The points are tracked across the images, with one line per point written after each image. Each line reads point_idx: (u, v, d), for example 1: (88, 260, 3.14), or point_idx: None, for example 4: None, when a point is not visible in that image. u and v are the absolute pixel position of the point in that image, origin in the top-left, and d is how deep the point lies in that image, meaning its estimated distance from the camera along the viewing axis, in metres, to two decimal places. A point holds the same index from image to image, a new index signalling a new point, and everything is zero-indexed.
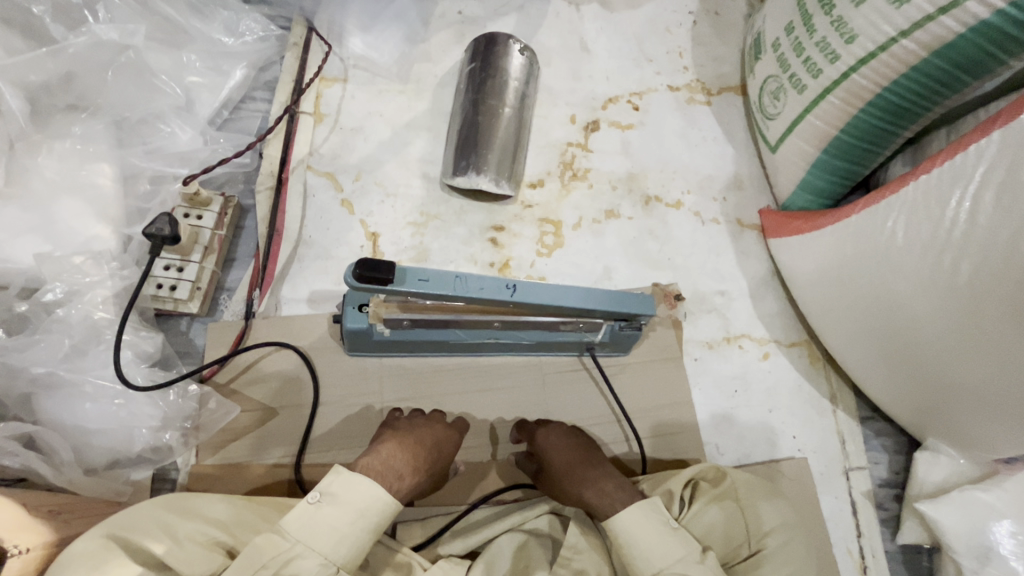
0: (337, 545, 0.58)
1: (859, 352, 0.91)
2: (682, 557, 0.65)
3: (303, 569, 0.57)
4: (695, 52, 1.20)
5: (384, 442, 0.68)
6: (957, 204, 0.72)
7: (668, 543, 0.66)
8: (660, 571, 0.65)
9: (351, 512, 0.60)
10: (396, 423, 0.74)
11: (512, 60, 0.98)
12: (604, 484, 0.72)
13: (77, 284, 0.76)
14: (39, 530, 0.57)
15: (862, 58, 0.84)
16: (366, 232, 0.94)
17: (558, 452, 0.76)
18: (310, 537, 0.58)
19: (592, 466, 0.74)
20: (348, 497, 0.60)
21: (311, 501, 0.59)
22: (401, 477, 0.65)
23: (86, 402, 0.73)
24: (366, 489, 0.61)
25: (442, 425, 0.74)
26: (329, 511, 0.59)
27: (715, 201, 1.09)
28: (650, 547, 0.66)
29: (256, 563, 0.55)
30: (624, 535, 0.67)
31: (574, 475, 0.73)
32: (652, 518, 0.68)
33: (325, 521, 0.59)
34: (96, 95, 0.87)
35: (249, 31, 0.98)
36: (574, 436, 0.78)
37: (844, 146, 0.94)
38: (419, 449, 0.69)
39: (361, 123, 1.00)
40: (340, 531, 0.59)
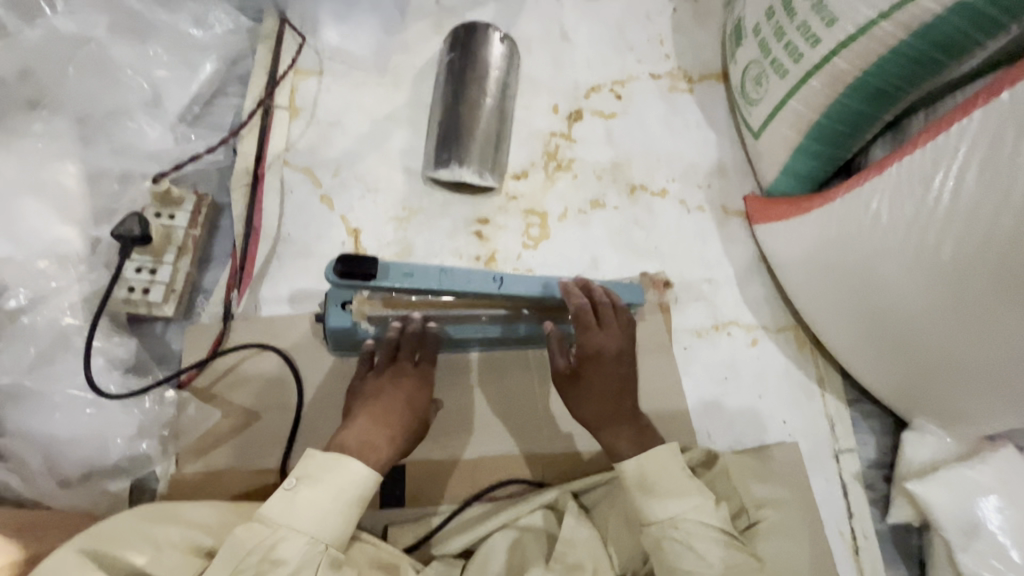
0: (324, 521, 0.57)
1: (845, 336, 0.92)
2: (698, 505, 0.65)
3: (290, 551, 0.55)
4: (676, 40, 1.19)
5: (357, 417, 0.64)
6: (941, 183, 0.72)
7: (685, 490, 0.66)
8: (676, 516, 0.64)
9: (332, 489, 0.58)
10: (363, 388, 0.69)
11: (493, 49, 0.97)
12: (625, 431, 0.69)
13: (43, 290, 0.72)
14: (8, 548, 0.54)
15: (843, 41, 0.85)
16: (348, 227, 0.91)
17: (601, 375, 0.71)
18: (294, 519, 0.56)
19: (625, 408, 0.70)
20: (330, 475, 0.58)
21: (286, 488, 0.57)
22: (381, 446, 0.62)
23: (56, 413, 0.69)
24: (355, 467, 0.59)
25: (410, 378, 0.69)
26: (309, 492, 0.57)
27: (700, 188, 1.09)
28: (668, 492, 0.66)
29: (240, 553, 0.53)
30: (644, 477, 0.66)
31: (610, 412, 0.70)
32: (671, 464, 0.67)
33: (309, 498, 0.57)
34: (57, 91, 0.83)
35: (218, 23, 0.95)
36: (624, 361, 0.72)
37: (826, 130, 0.95)
38: (393, 415, 0.65)
39: (339, 117, 0.97)
40: (324, 512, 0.57)
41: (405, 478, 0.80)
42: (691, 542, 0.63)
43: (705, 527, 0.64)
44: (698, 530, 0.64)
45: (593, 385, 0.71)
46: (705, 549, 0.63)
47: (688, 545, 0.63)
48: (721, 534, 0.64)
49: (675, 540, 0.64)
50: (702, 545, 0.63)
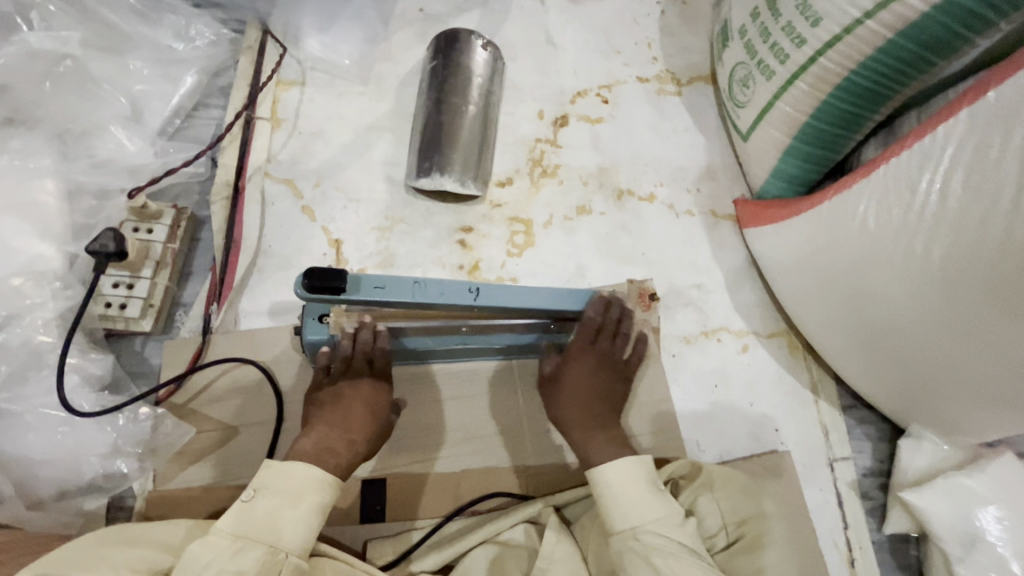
0: (284, 530, 0.55)
1: (839, 342, 0.90)
2: (660, 518, 0.66)
3: (248, 564, 0.52)
4: (664, 42, 1.18)
5: (314, 425, 0.66)
6: (928, 184, 0.70)
7: (648, 504, 0.66)
8: (637, 527, 0.65)
9: (288, 497, 0.57)
10: (320, 396, 0.70)
11: (475, 56, 0.97)
12: (596, 440, 0.74)
13: (17, 308, 0.72)
14: None
15: (828, 41, 0.83)
16: (329, 239, 0.90)
17: (578, 381, 0.79)
18: (250, 528, 0.54)
19: (600, 415, 0.77)
20: (283, 484, 0.57)
21: (242, 500, 0.56)
22: (340, 451, 0.64)
23: (28, 432, 0.68)
24: (306, 472, 0.59)
25: (368, 383, 0.71)
26: (265, 503, 0.56)
27: (689, 192, 1.08)
28: (632, 504, 0.67)
29: (199, 565, 0.51)
30: (608, 487, 0.68)
31: (587, 416, 0.76)
32: (640, 477, 0.68)
33: (265, 509, 0.56)
34: (35, 108, 0.82)
35: (199, 35, 0.95)
36: (602, 372, 0.80)
37: (815, 132, 0.93)
38: (352, 422, 0.67)
39: (321, 127, 0.96)
40: (282, 521, 0.56)
41: (386, 492, 0.78)
42: (650, 555, 0.63)
43: (666, 541, 0.64)
44: (657, 544, 0.64)
45: (574, 391, 0.78)
46: (664, 563, 0.62)
47: (646, 558, 0.63)
48: (685, 549, 0.63)
49: (636, 552, 0.64)
50: (661, 559, 0.63)
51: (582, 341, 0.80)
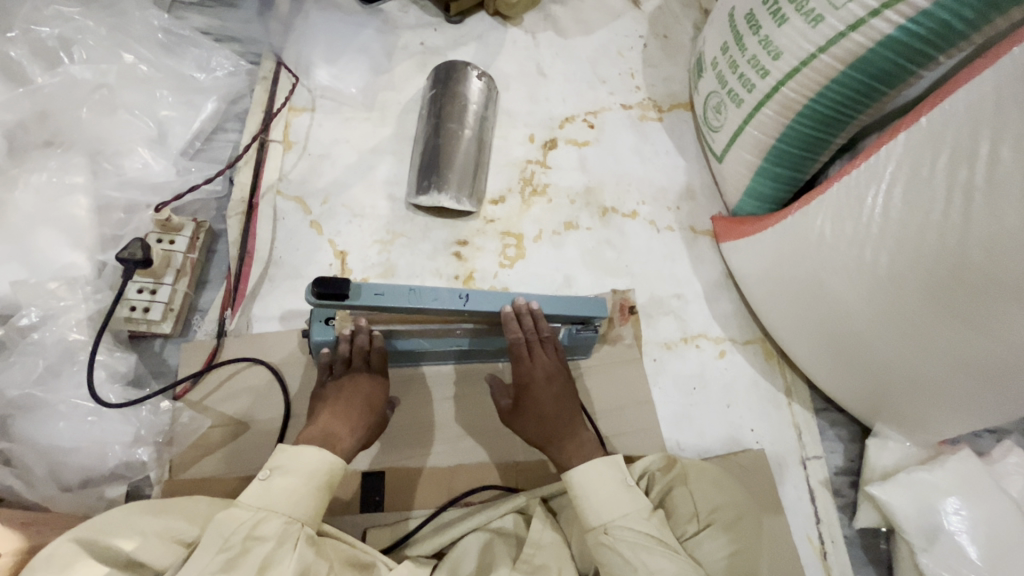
0: (296, 502, 0.62)
1: (806, 346, 0.97)
2: (627, 513, 0.70)
3: (270, 530, 0.59)
4: (646, 73, 1.30)
5: (319, 416, 0.71)
6: (873, 201, 0.79)
7: (618, 499, 0.71)
8: (607, 523, 0.70)
9: (301, 475, 0.63)
10: (324, 391, 0.75)
11: (471, 85, 1.07)
12: (569, 446, 0.77)
13: (52, 308, 0.78)
14: (9, 539, 0.57)
15: (788, 73, 0.93)
16: (335, 250, 0.98)
17: (539, 401, 0.78)
18: (270, 501, 0.61)
19: (569, 425, 0.78)
20: (293, 466, 0.63)
21: (261, 479, 0.62)
22: (345, 439, 0.70)
23: (59, 422, 0.74)
24: (314, 458, 0.64)
25: (367, 377, 0.76)
26: (282, 480, 0.62)
27: (669, 210, 1.16)
28: (602, 501, 0.71)
29: (226, 531, 0.57)
30: (579, 487, 0.73)
31: (551, 433, 0.77)
32: (608, 474, 0.73)
33: (281, 485, 0.62)
34: (70, 131, 0.90)
35: (220, 67, 1.05)
36: (554, 381, 0.80)
37: (782, 154, 1.02)
38: (355, 411, 0.72)
39: (329, 149, 1.05)
40: (296, 494, 0.62)
41: (384, 484, 0.84)
42: (619, 548, 0.68)
43: (635, 533, 0.69)
44: (628, 537, 0.68)
45: (534, 411, 0.78)
46: (633, 554, 0.67)
47: (616, 551, 0.68)
48: (651, 540, 0.68)
49: (606, 546, 0.69)
50: (631, 551, 0.67)
51: (522, 361, 0.79)
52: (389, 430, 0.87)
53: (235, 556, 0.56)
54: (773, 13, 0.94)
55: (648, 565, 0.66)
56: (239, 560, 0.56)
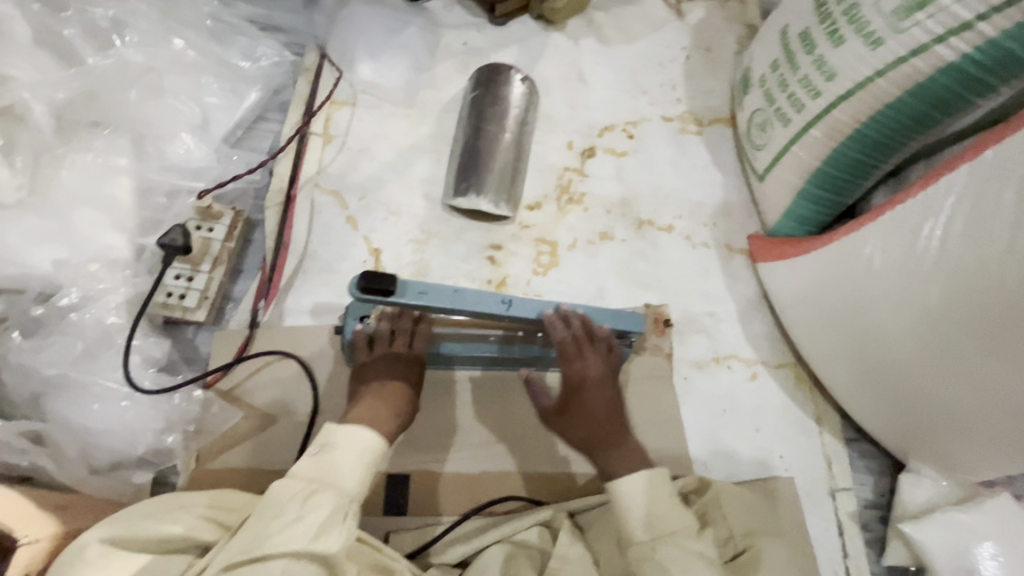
0: (346, 477, 0.61)
1: (843, 373, 0.95)
2: (677, 530, 0.69)
3: (323, 502, 0.58)
4: (687, 85, 1.28)
5: (363, 398, 0.70)
6: (929, 231, 0.76)
7: (667, 515, 0.70)
8: (655, 539, 0.68)
9: (351, 451, 0.62)
10: (365, 375, 0.74)
11: (513, 89, 1.06)
12: (618, 454, 0.74)
13: (92, 291, 0.78)
14: (47, 522, 0.56)
15: (841, 95, 0.91)
16: (369, 247, 0.97)
17: (590, 405, 0.77)
18: (324, 474, 0.60)
19: (616, 432, 0.76)
20: (347, 443, 0.63)
21: (311, 455, 0.62)
22: (388, 421, 0.69)
23: (93, 403, 0.73)
24: (364, 435, 0.64)
25: (405, 364, 0.75)
26: (332, 456, 0.62)
27: (705, 226, 1.14)
28: (651, 515, 0.70)
29: (279, 506, 0.56)
30: (628, 498, 0.70)
31: (596, 439, 0.75)
32: (659, 489, 0.71)
33: (335, 459, 0.61)
34: (116, 113, 0.89)
35: (264, 56, 1.05)
36: (606, 386, 0.78)
37: (826, 177, 1.00)
38: (395, 396, 0.71)
39: (367, 145, 1.05)
40: (345, 470, 0.61)
41: (409, 487, 0.83)
42: (666, 566, 0.66)
43: (679, 550, 0.67)
44: (675, 554, 0.67)
45: (582, 414, 0.77)
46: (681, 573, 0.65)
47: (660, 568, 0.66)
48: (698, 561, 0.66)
49: (651, 561, 0.67)
50: (678, 569, 0.65)
51: (572, 360, 0.78)
52: (414, 432, 0.86)
53: (291, 522, 0.56)
54: (829, 33, 0.92)
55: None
56: (294, 526, 0.55)
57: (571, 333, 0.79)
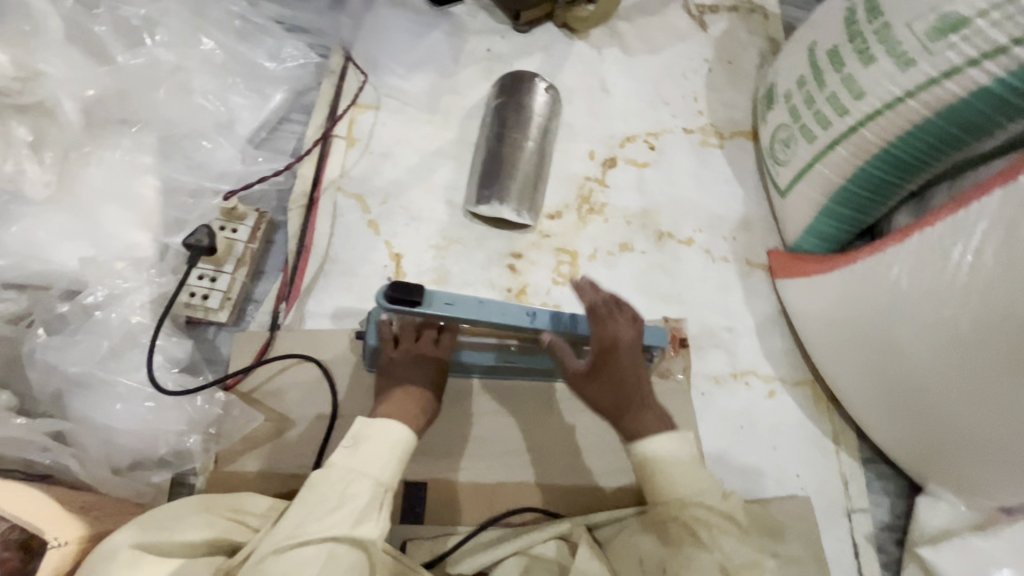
0: (381, 466, 0.62)
1: (864, 393, 0.94)
2: (705, 491, 0.68)
3: (360, 492, 0.60)
4: (709, 98, 1.28)
5: (392, 394, 0.71)
6: (960, 256, 0.75)
7: (695, 476, 0.69)
8: (683, 500, 0.68)
9: (385, 442, 0.63)
10: (392, 369, 0.74)
11: (537, 98, 1.06)
12: (647, 418, 0.72)
13: (116, 289, 0.77)
14: (74, 524, 0.56)
15: (869, 114, 0.91)
16: (390, 252, 0.97)
17: (618, 367, 0.73)
18: (360, 464, 0.61)
19: (642, 395, 0.73)
20: (379, 437, 0.63)
21: (345, 446, 0.63)
22: (417, 417, 0.70)
23: (116, 402, 0.72)
24: (396, 432, 0.64)
25: (433, 359, 0.76)
26: (367, 448, 0.62)
27: (725, 240, 1.14)
28: (678, 476, 0.69)
29: (319, 494, 0.59)
30: (655, 458, 0.70)
31: (622, 402, 0.72)
32: (685, 450, 0.70)
33: (370, 449, 0.62)
34: (144, 111, 0.89)
35: (290, 58, 1.05)
36: (634, 349, 0.74)
37: (850, 195, 1.00)
38: (422, 390, 0.73)
39: (390, 149, 1.05)
40: (381, 460, 0.62)
41: (426, 496, 0.83)
42: (694, 527, 0.66)
43: (708, 511, 0.67)
44: (704, 516, 0.66)
45: (608, 375, 0.73)
46: (709, 535, 0.65)
47: (690, 530, 0.66)
48: (727, 523, 0.66)
49: (678, 522, 0.67)
50: (706, 530, 0.65)
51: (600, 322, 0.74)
52: (432, 440, 0.85)
53: (333, 509, 0.58)
54: (859, 52, 0.91)
55: (726, 549, 0.64)
56: (335, 514, 0.58)
57: (600, 295, 0.75)
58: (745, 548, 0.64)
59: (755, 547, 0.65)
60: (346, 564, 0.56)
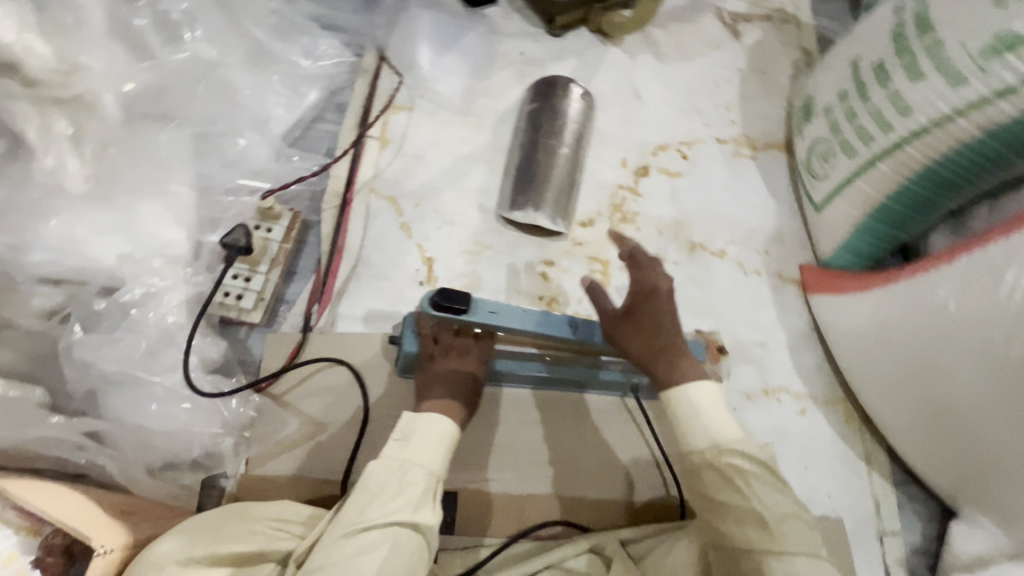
0: (433, 455, 0.63)
1: (903, 413, 0.93)
2: (742, 439, 0.67)
3: (416, 481, 0.61)
4: (742, 108, 1.26)
5: (433, 391, 0.70)
6: (1012, 280, 0.73)
7: (731, 424, 0.68)
8: (721, 448, 0.67)
9: (434, 433, 0.64)
10: (432, 366, 0.73)
11: (571, 104, 1.04)
12: (682, 364, 0.70)
13: (153, 287, 0.77)
14: (118, 530, 0.57)
15: (915, 131, 0.89)
16: (423, 256, 0.96)
17: (659, 314, 0.70)
18: (412, 455, 0.63)
19: (678, 344, 0.71)
20: (427, 431, 0.64)
21: (394, 440, 0.64)
22: (459, 410, 0.70)
23: (152, 403, 0.72)
24: (442, 426, 0.65)
25: (473, 359, 0.75)
26: (417, 439, 0.64)
27: (758, 253, 1.12)
28: (715, 424, 0.68)
29: (376, 483, 0.61)
30: (692, 406, 0.68)
31: (656, 348, 0.70)
32: (720, 400, 0.69)
33: (420, 442, 0.64)
34: (182, 107, 0.88)
35: (325, 56, 1.04)
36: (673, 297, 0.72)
37: (889, 212, 0.98)
38: (461, 387, 0.72)
39: (423, 151, 1.04)
40: (432, 451, 0.63)
41: (456, 505, 0.82)
42: (732, 477, 0.65)
43: (742, 459, 0.66)
44: (742, 465, 0.66)
45: (647, 321, 0.71)
46: (747, 485, 0.65)
47: (727, 477, 0.65)
48: (762, 472, 0.66)
49: (714, 469, 0.66)
50: (743, 480, 0.65)
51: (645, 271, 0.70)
52: (463, 449, 0.84)
53: (395, 494, 0.60)
54: (907, 67, 0.90)
55: (763, 500, 0.65)
56: (399, 497, 0.60)
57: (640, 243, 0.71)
58: (779, 499, 0.65)
59: (787, 499, 0.66)
60: (408, 548, 0.58)
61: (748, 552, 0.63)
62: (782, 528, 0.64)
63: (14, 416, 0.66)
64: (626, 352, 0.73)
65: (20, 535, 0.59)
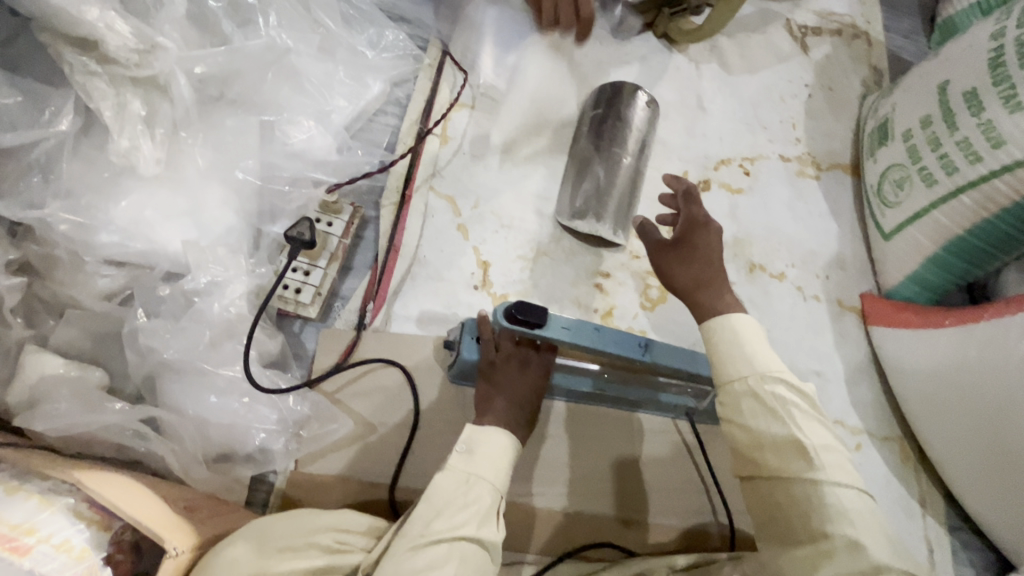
0: (496, 471, 0.62)
1: (965, 459, 0.88)
2: (783, 370, 0.65)
3: (482, 497, 0.60)
4: (808, 125, 1.22)
5: (497, 403, 0.69)
6: None
7: (773, 356, 0.66)
8: (762, 374, 0.64)
9: (497, 448, 0.64)
10: (494, 374, 0.72)
11: (636, 112, 1.00)
12: (726, 297, 0.70)
13: (219, 276, 0.75)
14: (186, 529, 0.56)
15: (1008, 165, 0.85)
16: (478, 259, 0.94)
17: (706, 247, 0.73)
18: (477, 468, 0.62)
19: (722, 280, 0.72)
20: (492, 443, 0.64)
21: (459, 452, 0.63)
22: (519, 425, 0.70)
23: (211, 395, 0.71)
24: (502, 440, 0.64)
25: (535, 373, 0.73)
26: (482, 451, 0.63)
27: (818, 278, 1.08)
28: (757, 353, 0.66)
29: (442, 494, 0.60)
30: (733, 334, 0.67)
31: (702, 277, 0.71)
32: (761, 332, 0.67)
33: (484, 455, 0.63)
34: (250, 93, 0.86)
35: (389, 47, 1.01)
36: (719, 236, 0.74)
37: (967, 246, 0.94)
38: (522, 401, 0.71)
39: (483, 151, 1.01)
40: (496, 465, 0.63)
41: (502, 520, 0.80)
42: (771, 403, 0.63)
43: (784, 387, 0.64)
44: (784, 395, 0.63)
45: (695, 249, 0.72)
46: (786, 413, 0.62)
47: (766, 404, 0.63)
48: (803, 402, 0.64)
49: (752, 393, 0.64)
50: (784, 408, 0.63)
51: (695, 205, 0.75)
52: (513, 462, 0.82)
53: (461, 508, 0.59)
54: (1004, 97, 0.85)
55: (802, 426, 0.62)
56: (464, 511, 0.59)
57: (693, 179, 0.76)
58: (823, 432, 0.62)
59: (831, 434, 0.63)
60: (475, 564, 0.56)
61: (784, 480, 0.61)
62: (823, 456, 0.60)
63: (79, 398, 0.66)
64: (669, 283, 0.73)
65: (92, 528, 0.58)
